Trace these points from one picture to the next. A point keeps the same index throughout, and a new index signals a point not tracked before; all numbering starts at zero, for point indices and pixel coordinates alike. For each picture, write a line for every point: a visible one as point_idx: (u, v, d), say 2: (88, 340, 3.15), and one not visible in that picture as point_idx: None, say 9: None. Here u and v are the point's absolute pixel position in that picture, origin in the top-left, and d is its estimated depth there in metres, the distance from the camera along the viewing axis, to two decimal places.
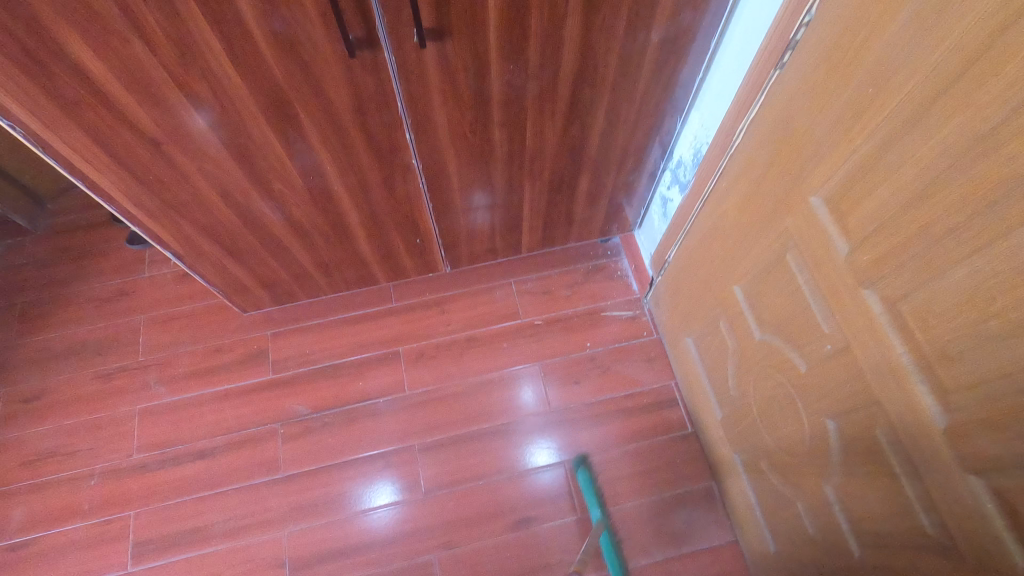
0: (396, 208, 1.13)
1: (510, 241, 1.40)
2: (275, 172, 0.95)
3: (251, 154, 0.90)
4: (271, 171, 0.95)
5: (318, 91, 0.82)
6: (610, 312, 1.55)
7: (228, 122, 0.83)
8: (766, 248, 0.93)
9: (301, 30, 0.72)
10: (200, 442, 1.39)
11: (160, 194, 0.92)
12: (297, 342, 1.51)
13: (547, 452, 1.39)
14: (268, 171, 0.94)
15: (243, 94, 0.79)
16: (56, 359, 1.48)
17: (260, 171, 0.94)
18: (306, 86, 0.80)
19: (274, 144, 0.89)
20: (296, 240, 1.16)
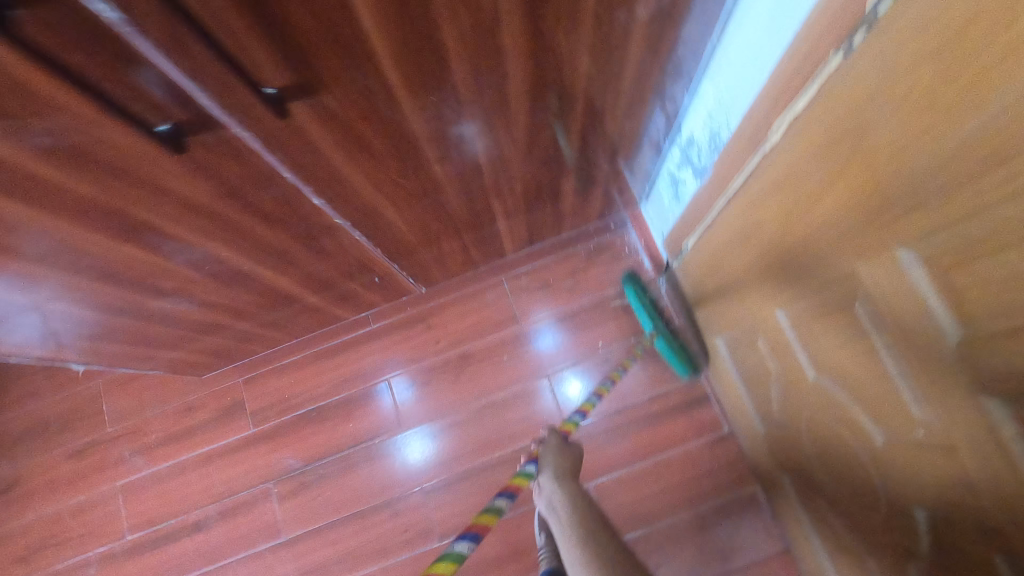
0: (336, 261, 0.90)
1: (490, 248, 1.16)
2: (158, 274, 0.72)
3: (114, 271, 0.67)
4: (153, 275, 0.71)
5: (161, 194, 0.56)
6: (621, 301, 1.32)
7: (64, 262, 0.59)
8: (821, 283, 0.68)
9: (87, 135, 0.44)
10: (193, 514, 1.29)
11: (17, 337, 0.70)
12: (274, 386, 1.35)
13: (579, 384, 1.28)
14: (145, 277, 0.71)
15: None
16: (21, 442, 1.36)
17: (137, 279, 0.71)
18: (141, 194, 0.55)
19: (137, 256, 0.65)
20: (226, 315, 0.95)
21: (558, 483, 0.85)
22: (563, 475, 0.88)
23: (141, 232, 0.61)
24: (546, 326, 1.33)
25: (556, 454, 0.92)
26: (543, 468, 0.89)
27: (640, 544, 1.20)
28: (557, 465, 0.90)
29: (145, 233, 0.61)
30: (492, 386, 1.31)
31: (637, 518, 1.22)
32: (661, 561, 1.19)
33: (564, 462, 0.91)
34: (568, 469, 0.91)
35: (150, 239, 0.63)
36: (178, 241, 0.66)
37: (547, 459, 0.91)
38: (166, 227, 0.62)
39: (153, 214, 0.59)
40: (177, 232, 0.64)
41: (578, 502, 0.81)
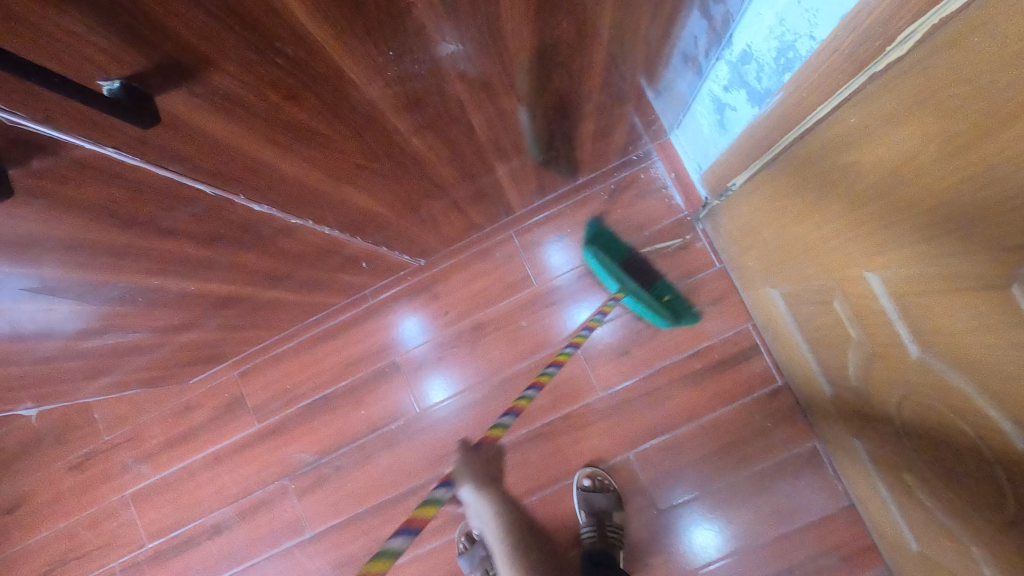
0: (309, 257, 0.73)
1: (496, 208, 0.97)
2: (75, 317, 0.56)
3: (3, 329, 0.50)
4: (65, 319, 0.55)
5: (25, 245, 0.39)
6: (653, 247, 1.15)
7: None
8: (945, 251, 0.50)
9: None
10: (211, 517, 1.21)
11: None
12: (274, 377, 1.22)
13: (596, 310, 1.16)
14: (55, 322, 0.55)
15: None
16: (17, 459, 1.27)
17: (43, 327, 0.55)
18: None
19: (27, 308, 0.49)
20: (192, 331, 0.79)
21: (481, 505, 0.65)
22: (484, 481, 0.66)
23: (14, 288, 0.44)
24: (558, 245, 1.17)
25: (470, 456, 0.68)
26: (460, 484, 0.66)
27: (689, 511, 1.11)
28: (475, 471, 0.67)
29: (19, 287, 0.44)
30: (513, 359, 1.17)
31: (684, 484, 1.12)
32: (714, 527, 1.11)
33: (484, 460, 0.68)
34: (489, 465, 0.69)
35: (35, 291, 0.46)
36: (77, 284, 0.49)
37: (462, 463, 0.67)
38: (51, 275, 0.45)
39: (22, 269, 0.42)
40: (73, 274, 0.47)
41: (509, 524, 0.65)
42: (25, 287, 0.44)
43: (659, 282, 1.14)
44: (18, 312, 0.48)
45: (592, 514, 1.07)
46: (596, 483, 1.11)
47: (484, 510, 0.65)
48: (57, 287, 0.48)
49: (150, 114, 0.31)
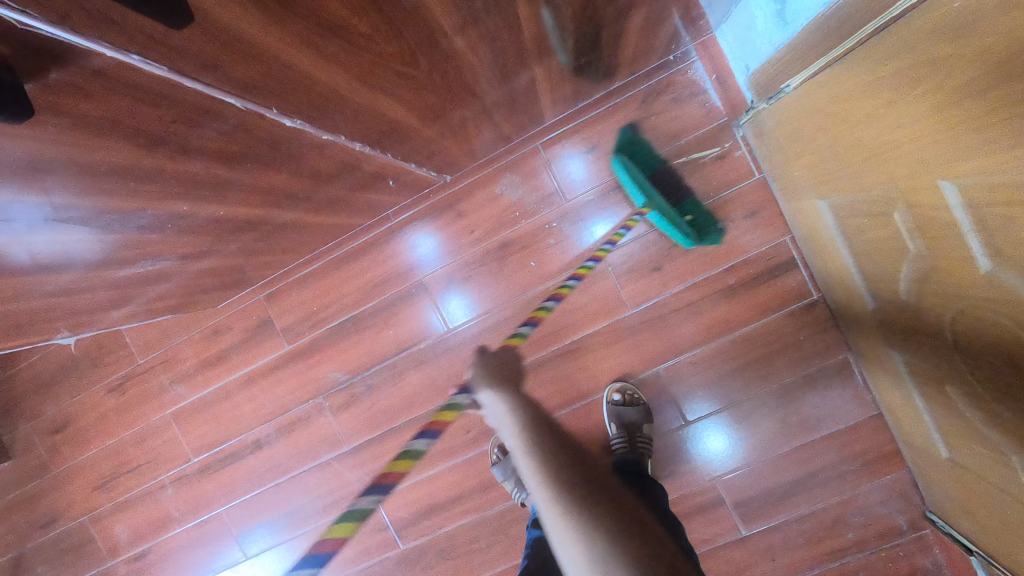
0: (339, 178, 0.69)
1: (526, 117, 0.90)
2: (92, 247, 0.51)
3: None
4: (83, 249, 0.51)
5: (14, 174, 0.34)
6: (688, 157, 1.09)
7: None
8: None
9: None
10: (252, 433, 1.26)
11: None
12: (301, 299, 1.22)
13: (608, 230, 1.13)
14: (47, 255, 0.48)
15: None
16: (58, 382, 1.31)
17: (62, 258, 0.51)
18: (4, 179, 0.34)
19: (37, 241, 0.44)
20: (219, 255, 0.76)
21: (495, 397, 0.63)
22: (499, 381, 0.67)
23: (13, 225, 0.40)
24: (577, 157, 1.12)
25: (486, 358, 0.71)
26: (477, 389, 0.66)
27: (717, 421, 1.14)
28: (489, 377, 0.68)
29: (12, 221, 0.39)
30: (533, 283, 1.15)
31: (713, 397, 1.13)
32: (742, 436, 1.13)
33: (498, 367, 0.70)
34: (503, 373, 0.70)
35: (35, 223, 0.41)
36: (83, 213, 0.44)
37: (478, 372, 0.69)
38: (52, 203, 0.40)
39: (18, 198, 0.37)
40: (52, 203, 0.40)
41: (522, 409, 0.61)
42: (23, 220, 0.40)
43: (688, 200, 1.09)
44: (34, 244, 0.45)
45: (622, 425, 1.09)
46: (626, 398, 1.13)
47: (496, 403, 0.62)
48: (65, 217, 0.43)
49: (176, 13, 0.28)
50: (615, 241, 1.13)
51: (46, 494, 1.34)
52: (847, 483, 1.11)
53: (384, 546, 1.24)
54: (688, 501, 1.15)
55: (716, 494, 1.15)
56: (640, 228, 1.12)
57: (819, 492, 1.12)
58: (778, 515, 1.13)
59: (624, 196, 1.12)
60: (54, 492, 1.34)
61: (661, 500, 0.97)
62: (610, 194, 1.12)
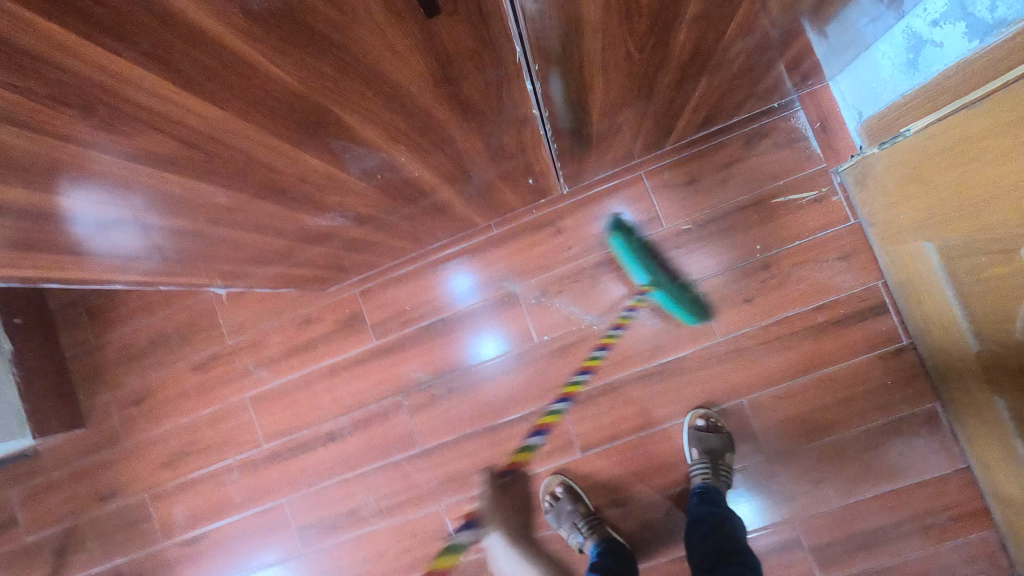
0: (504, 164, 0.75)
1: (651, 140, 0.98)
2: (278, 197, 0.57)
3: (258, 179, 0.51)
4: (193, 227, 0.57)
5: (352, 82, 0.40)
6: (786, 196, 1.14)
7: (162, 190, 0.46)
8: None
9: None
10: (326, 425, 1.27)
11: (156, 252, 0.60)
12: (393, 298, 1.26)
13: (649, 282, 1.19)
14: (294, 183, 0.54)
15: (258, 132, 0.42)
16: (146, 355, 1.35)
17: (222, 210, 0.55)
18: (330, 82, 0.39)
19: (101, 237, 0.51)
20: (370, 227, 0.82)
21: None
22: None
23: (81, 223, 0.47)
24: (677, 187, 1.18)
25: None
26: None
27: (799, 460, 1.13)
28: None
29: (84, 218, 0.46)
30: (612, 306, 1.20)
31: (795, 435, 1.13)
32: (822, 478, 1.12)
33: None
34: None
35: (103, 223, 0.49)
36: (260, 173, 0.50)
37: None
38: (131, 208, 0.47)
39: (104, 201, 0.44)
40: (344, 123, 0.46)
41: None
42: (91, 220, 0.47)
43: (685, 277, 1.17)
44: (99, 240, 0.52)
45: (705, 451, 1.10)
46: (708, 424, 1.13)
47: None
48: (199, 195, 0.50)
49: None
50: (656, 291, 1.18)
51: (112, 466, 1.35)
52: (930, 538, 1.09)
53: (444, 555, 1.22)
54: (764, 540, 1.13)
55: (792, 534, 1.12)
56: (682, 280, 1.18)
57: (901, 544, 1.10)
58: (856, 563, 1.11)
59: (666, 252, 1.18)
60: (120, 465, 1.35)
61: (738, 537, 1.01)
62: (658, 245, 1.19)
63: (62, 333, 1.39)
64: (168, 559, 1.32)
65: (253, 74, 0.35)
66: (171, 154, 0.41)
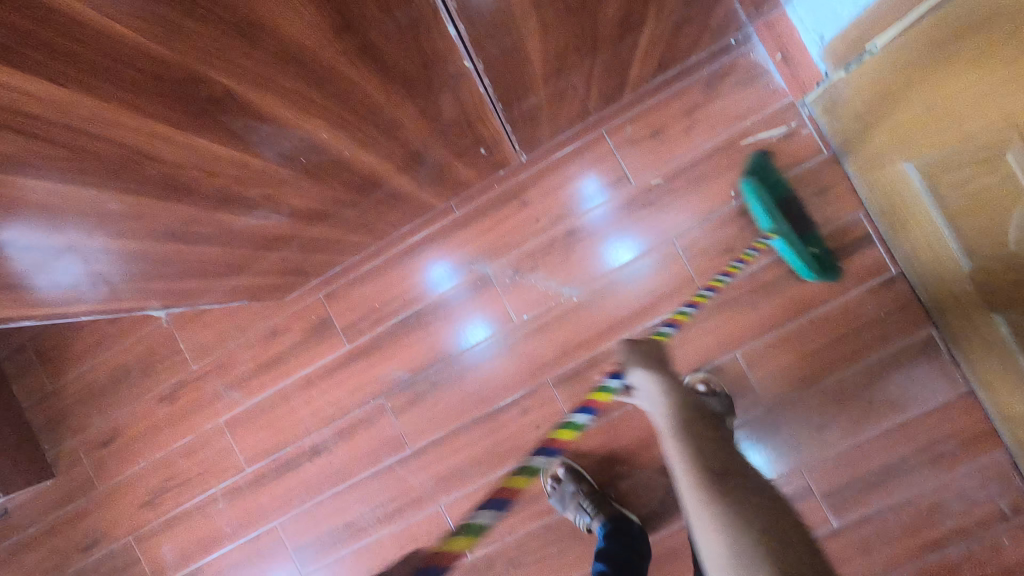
0: (448, 134, 0.68)
1: (607, 93, 0.91)
2: (187, 197, 0.50)
3: (154, 177, 0.44)
4: (96, 246, 0.50)
5: (225, 38, 0.33)
6: (755, 137, 1.09)
7: (31, 205, 0.39)
8: None
9: None
10: (309, 439, 1.21)
11: (90, 275, 0.55)
12: (361, 297, 1.19)
13: (628, 247, 1.13)
14: (199, 178, 0.47)
15: (129, 118, 0.35)
16: (108, 392, 1.27)
17: (123, 220, 0.48)
18: (200, 40, 0.32)
19: (47, 273, 0.50)
20: (313, 223, 0.75)
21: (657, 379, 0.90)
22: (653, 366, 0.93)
23: (22, 260, 0.45)
24: (642, 142, 1.12)
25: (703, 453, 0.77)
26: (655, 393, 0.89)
27: (800, 407, 1.09)
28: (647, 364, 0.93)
29: (25, 254, 0.44)
30: (591, 274, 1.14)
31: (794, 382, 1.09)
32: (825, 422, 1.09)
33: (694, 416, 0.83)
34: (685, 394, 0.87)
35: (44, 258, 0.47)
36: (149, 170, 0.42)
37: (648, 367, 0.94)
38: (71, 237, 0.46)
39: (41, 234, 0.43)
40: (235, 96, 0.39)
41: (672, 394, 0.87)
42: (33, 256, 0.46)
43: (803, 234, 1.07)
44: (45, 276, 0.50)
45: None
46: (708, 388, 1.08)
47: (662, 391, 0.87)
48: (89, 206, 0.43)
49: None
50: (635, 254, 1.13)
51: (90, 513, 1.28)
52: (942, 467, 1.06)
53: (451, 556, 1.17)
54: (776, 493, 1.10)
55: (803, 483, 1.09)
56: (660, 239, 1.12)
57: (913, 478, 1.07)
58: (870, 503, 1.08)
59: (640, 212, 1.13)
60: (98, 511, 1.28)
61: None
62: (629, 206, 1.13)
63: (16, 383, 1.30)
64: None
65: (85, 36, 0.28)
66: (26, 157, 0.34)
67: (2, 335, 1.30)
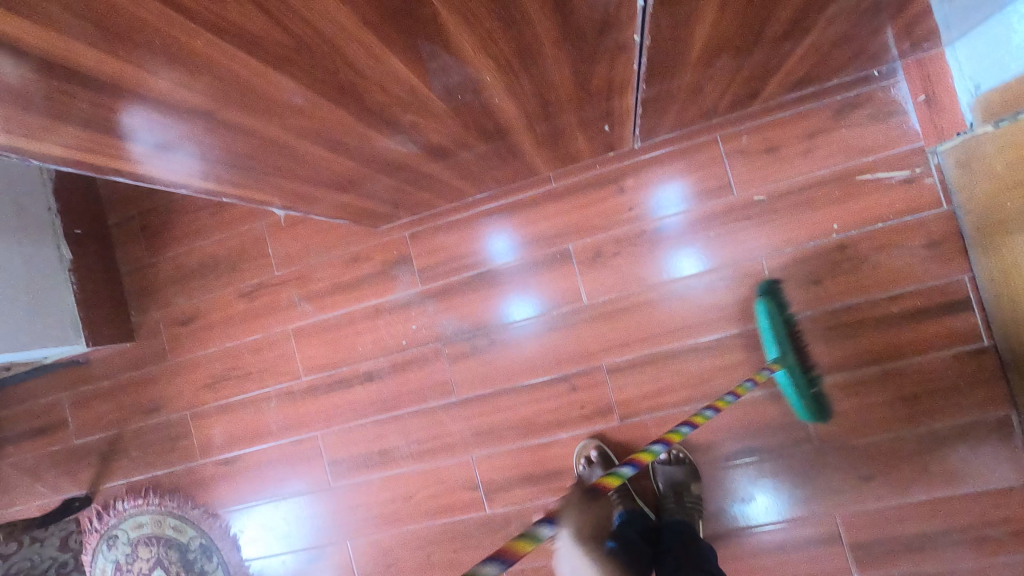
0: (585, 103, 0.70)
1: (738, 98, 0.91)
2: (356, 110, 0.54)
3: (342, 83, 0.48)
4: (268, 138, 0.55)
5: None
6: (875, 174, 1.06)
7: (248, 85, 0.44)
8: None
9: None
10: (365, 364, 1.27)
11: (181, 172, 0.56)
12: (444, 243, 1.24)
13: (693, 259, 1.13)
14: (375, 92, 0.51)
15: (353, 23, 0.40)
16: (196, 277, 1.37)
17: (299, 118, 0.52)
18: None
19: (159, 161, 0.52)
20: (436, 162, 0.79)
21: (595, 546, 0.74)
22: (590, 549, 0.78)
23: (140, 141, 0.47)
24: (755, 155, 1.10)
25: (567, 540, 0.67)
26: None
27: (853, 455, 1.07)
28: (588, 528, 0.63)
29: (139, 140, 0.47)
30: (640, 282, 1.15)
31: (851, 428, 1.07)
32: (873, 475, 1.06)
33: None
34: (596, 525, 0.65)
35: (157, 145, 0.49)
36: (342, 75, 0.46)
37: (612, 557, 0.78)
38: (183, 131, 0.48)
39: (157, 124, 0.45)
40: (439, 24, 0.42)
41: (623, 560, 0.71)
42: (148, 138, 0.47)
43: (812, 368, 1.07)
44: (156, 160, 0.52)
45: (671, 484, 1.09)
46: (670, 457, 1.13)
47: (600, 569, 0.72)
48: (283, 99, 0.48)
49: None
50: (699, 270, 1.13)
51: (157, 381, 1.39)
52: (983, 550, 1.02)
53: (471, 505, 1.22)
54: (803, 532, 1.09)
55: (833, 529, 1.07)
56: (725, 261, 1.12)
57: (951, 553, 1.04)
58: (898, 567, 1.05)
59: (699, 232, 1.13)
60: (165, 380, 1.39)
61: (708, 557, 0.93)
62: (708, 220, 1.13)
63: (118, 249, 1.42)
64: (204, 477, 1.37)
65: None
66: (264, 40, 0.39)
67: (116, 204, 1.42)
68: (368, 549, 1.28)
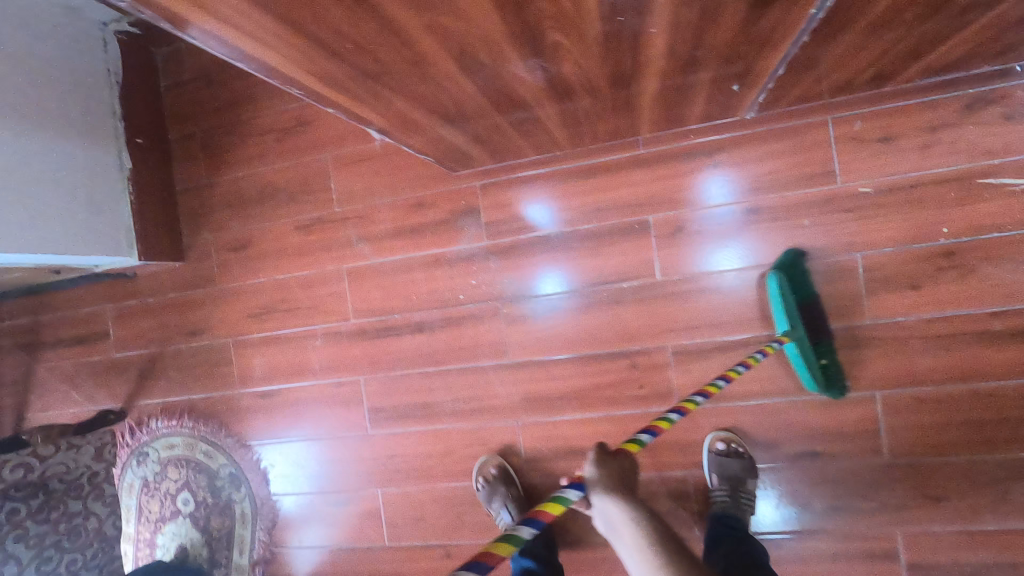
0: (734, 52, 0.63)
1: (876, 75, 0.83)
2: (511, 17, 0.47)
3: None
4: (406, 40, 0.49)
5: None
6: (998, 179, 0.98)
7: None
8: None
9: None
10: (418, 314, 1.23)
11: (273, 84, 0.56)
12: (516, 198, 1.18)
13: (733, 254, 1.08)
14: None
15: None
16: (252, 204, 1.33)
17: (449, 18, 0.46)
18: None
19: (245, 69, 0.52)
20: (549, 102, 0.72)
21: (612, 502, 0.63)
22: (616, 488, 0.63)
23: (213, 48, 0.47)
24: (868, 143, 1.02)
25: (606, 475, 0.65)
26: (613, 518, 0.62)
27: (925, 473, 1.01)
28: (610, 479, 0.64)
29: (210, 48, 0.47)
30: (715, 264, 1.09)
31: (927, 445, 1.01)
32: (943, 496, 1.01)
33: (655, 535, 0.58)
34: (624, 477, 0.66)
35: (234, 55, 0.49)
36: None
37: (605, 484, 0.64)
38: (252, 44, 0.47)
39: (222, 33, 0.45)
40: None
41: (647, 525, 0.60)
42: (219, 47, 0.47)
43: (824, 344, 1.03)
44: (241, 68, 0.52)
45: (723, 476, 1.04)
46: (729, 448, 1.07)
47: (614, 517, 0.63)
48: None
49: None
50: (738, 265, 1.08)
51: (202, 305, 1.37)
52: None
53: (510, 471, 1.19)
54: (857, 544, 1.04)
55: (891, 545, 1.03)
56: (783, 256, 1.06)
57: None
58: None
59: (790, 219, 1.06)
60: (210, 304, 1.36)
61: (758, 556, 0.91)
62: (802, 208, 1.05)
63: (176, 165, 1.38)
64: (240, 406, 1.35)
65: None
66: None
67: (177, 118, 1.37)
68: (399, 499, 1.26)
